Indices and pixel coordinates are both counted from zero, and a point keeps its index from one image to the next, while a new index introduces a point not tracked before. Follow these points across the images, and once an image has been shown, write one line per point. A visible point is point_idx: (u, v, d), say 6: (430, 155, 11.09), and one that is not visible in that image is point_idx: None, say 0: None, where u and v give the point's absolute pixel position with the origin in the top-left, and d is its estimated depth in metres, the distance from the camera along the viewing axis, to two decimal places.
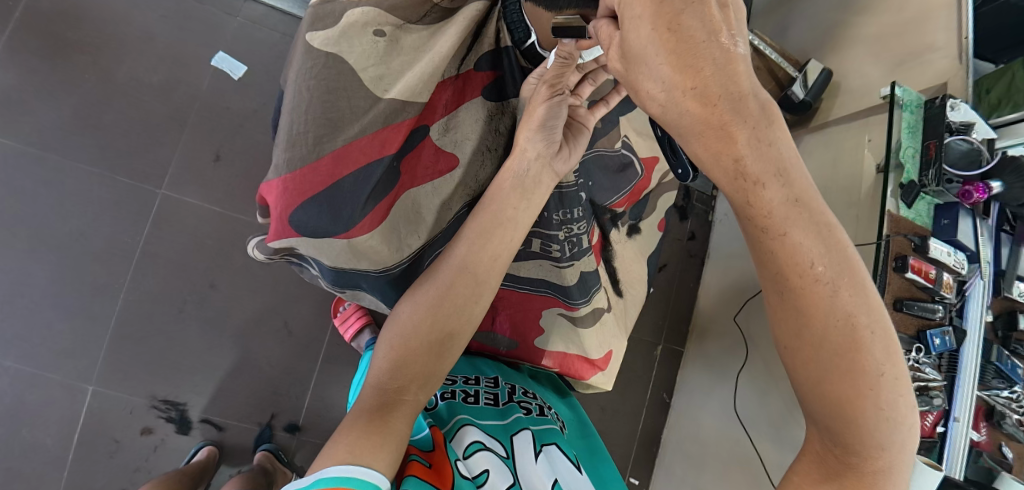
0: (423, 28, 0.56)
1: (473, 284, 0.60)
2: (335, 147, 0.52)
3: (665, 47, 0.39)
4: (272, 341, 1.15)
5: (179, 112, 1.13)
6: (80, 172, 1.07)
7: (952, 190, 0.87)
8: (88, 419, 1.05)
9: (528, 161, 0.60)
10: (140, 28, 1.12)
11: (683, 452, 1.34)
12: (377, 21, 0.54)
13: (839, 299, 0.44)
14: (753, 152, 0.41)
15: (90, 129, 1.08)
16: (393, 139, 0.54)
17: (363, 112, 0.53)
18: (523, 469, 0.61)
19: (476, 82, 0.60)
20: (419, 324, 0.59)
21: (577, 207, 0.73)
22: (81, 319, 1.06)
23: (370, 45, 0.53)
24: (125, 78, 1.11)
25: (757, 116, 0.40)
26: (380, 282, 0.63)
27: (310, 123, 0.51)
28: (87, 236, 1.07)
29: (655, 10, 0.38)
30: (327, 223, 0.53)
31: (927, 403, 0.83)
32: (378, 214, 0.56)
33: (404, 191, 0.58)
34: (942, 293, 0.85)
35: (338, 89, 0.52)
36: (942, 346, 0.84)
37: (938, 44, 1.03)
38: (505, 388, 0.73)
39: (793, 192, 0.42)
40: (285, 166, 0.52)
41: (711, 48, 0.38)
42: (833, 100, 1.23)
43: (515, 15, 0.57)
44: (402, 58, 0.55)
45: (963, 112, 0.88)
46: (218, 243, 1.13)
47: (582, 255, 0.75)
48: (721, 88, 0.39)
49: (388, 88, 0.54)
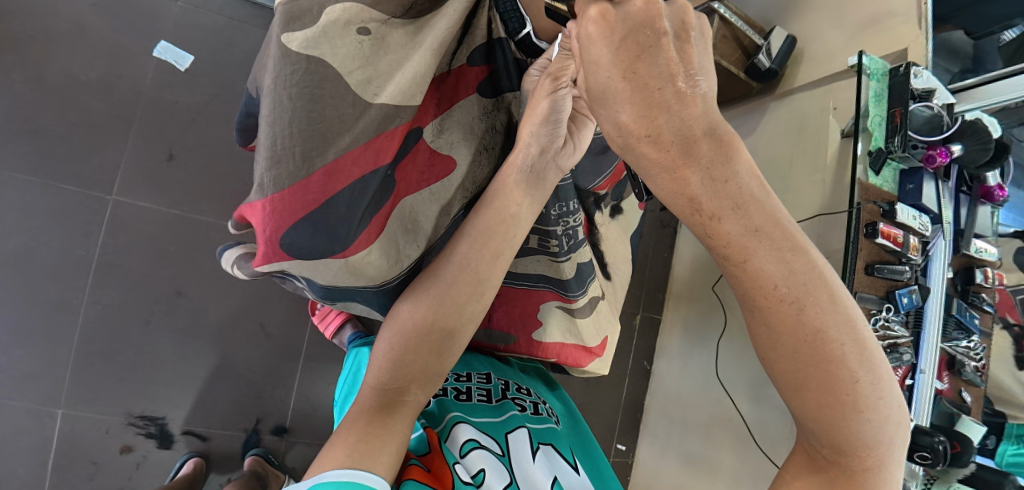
0: (408, 23, 0.50)
1: (475, 282, 0.59)
2: (326, 161, 0.48)
3: (624, 94, 0.36)
4: (252, 344, 1.11)
5: (124, 110, 1.04)
6: (20, 183, 0.99)
7: (917, 155, 0.91)
8: (61, 444, 1.00)
9: (531, 155, 0.59)
10: (70, 18, 1.02)
11: (667, 416, 1.40)
12: (360, 18, 0.48)
13: (806, 316, 0.45)
14: (708, 191, 0.39)
15: (23, 134, 0.99)
16: (389, 146, 0.51)
17: (353, 120, 0.48)
18: (520, 466, 0.61)
19: (469, 78, 0.56)
20: (410, 329, 0.59)
21: (572, 199, 0.71)
22: (41, 339, 0.99)
23: (355, 46, 0.48)
24: (58, 76, 1.01)
25: (712, 155, 0.38)
26: (375, 294, 0.62)
27: (296, 136, 0.47)
28: (35, 251, 0.99)
29: (611, 57, 0.36)
30: (324, 244, 0.51)
31: (896, 359, 0.89)
32: (375, 227, 0.54)
33: (400, 200, 0.56)
34: (908, 255, 0.90)
35: (323, 96, 0.47)
36: (909, 304, 0.90)
37: (898, 9, 1.05)
38: (498, 384, 0.73)
39: (752, 222, 0.41)
40: (271, 184, 0.48)
41: (666, 95, 0.36)
42: (797, 67, 1.24)
43: (508, 2, 0.52)
44: (390, 57, 0.50)
45: (926, 79, 0.91)
46: (181, 249, 1.07)
47: (577, 248, 0.74)
48: (675, 134, 0.37)
49: (378, 92, 0.49)
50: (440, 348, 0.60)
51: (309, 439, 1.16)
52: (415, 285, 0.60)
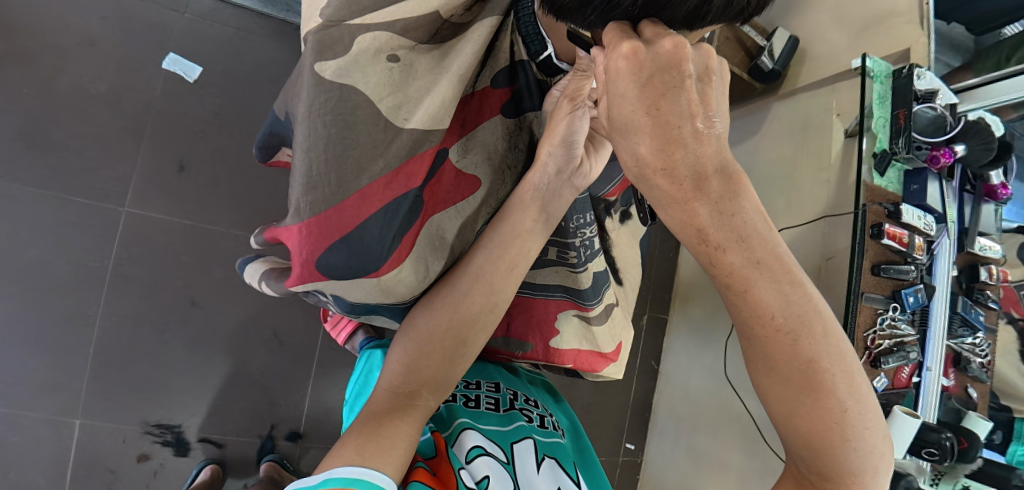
0: (436, 48, 0.51)
1: (489, 292, 0.61)
2: (360, 186, 0.49)
3: (645, 129, 0.38)
4: (265, 351, 1.13)
5: (135, 123, 1.05)
6: (32, 196, 0.99)
7: (921, 156, 0.92)
8: (79, 454, 1.01)
9: (547, 176, 0.60)
10: (78, 31, 1.03)
11: (675, 416, 1.42)
12: (389, 45, 0.48)
13: (800, 347, 0.47)
14: (716, 223, 0.41)
15: (35, 148, 1.00)
16: (419, 170, 0.51)
17: (385, 145, 0.50)
18: (524, 476, 0.62)
19: (493, 100, 0.57)
20: (424, 346, 0.61)
21: (587, 211, 0.72)
22: (58, 350, 1.00)
23: (385, 74, 0.49)
24: (69, 90, 1.02)
25: (720, 190, 0.40)
26: (401, 309, 0.65)
27: (331, 163, 0.48)
28: (50, 264, 1.00)
29: (637, 93, 0.37)
30: (357, 267, 0.52)
31: (903, 358, 0.91)
32: (405, 246, 0.54)
33: (427, 219, 0.56)
34: (914, 255, 0.92)
35: (356, 124, 0.48)
36: (915, 302, 0.92)
37: (900, 9, 1.06)
38: (506, 394, 0.74)
39: (754, 256, 0.44)
40: (307, 209, 0.50)
41: (685, 132, 0.38)
42: (799, 68, 1.25)
43: (530, 26, 0.53)
44: (418, 83, 0.50)
45: (928, 80, 0.91)
46: (194, 259, 1.08)
47: (593, 257, 0.75)
48: (689, 170, 0.39)
49: (408, 117, 0.50)
50: (453, 354, 0.61)
51: (322, 443, 1.18)
52: (432, 297, 0.61)
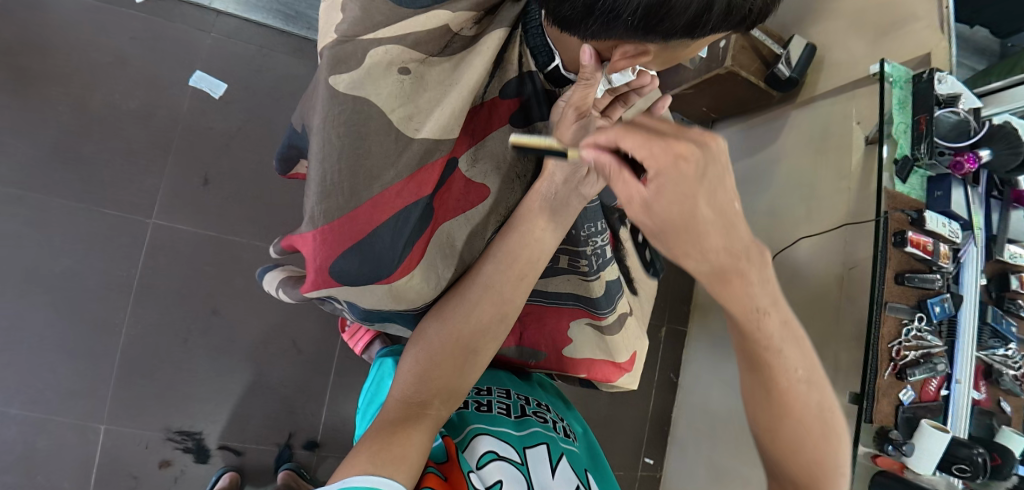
0: (446, 60, 0.52)
1: (500, 302, 0.63)
2: (372, 195, 0.50)
3: (710, 215, 0.41)
4: (285, 360, 1.15)
5: (162, 138, 1.09)
6: (65, 208, 1.04)
7: (944, 162, 0.90)
8: (103, 459, 1.03)
9: (553, 187, 0.62)
10: (110, 51, 1.07)
11: (695, 429, 1.39)
12: (401, 58, 0.49)
13: (812, 397, 0.51)
14: (757, 288, 0.46)
15: (69, 163, 1.04)
16: (430, 179, 0.52)
17: (397, 155, 0.50)
18: (537, 480, 0.62)
19: (502, 110, 0.57)
20: (438, 356, 0.63)
21: (598, 219, 0.72)
22: (86, 357, 1.03)
23: (396, 86, 0.49)
24: (101, 106, 1.06)
25: (758, 258, 0.45)
26: (414, 317, 0.67)
27: (344, 173, 0.48)
28: (80, 274, 1.04)
29: (699, 185, 0.41)
30: (370, 273, 0.52)
31: (930, 369, 0.87)
32: (416, 254, 0.55)
33: (438, 226, 0.57)
34: (939, 263, 0.89)
35: (369, 134, 0.49)
36: (942, 313, 0.89)
37: (920, 13, 1.04)
38: (517, 400, 0.73)
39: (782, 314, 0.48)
40: (320, 217, 0.50)
41: (735, 213, 0.42)
42: (818, 75, 1.24)
43: (538, 38, 0.54)
44: (429, 94, 0.51)
45: (950, 85, 0.90)
46: (217, 269, 1.11)
47: (606, 266, 0.73)
48: (742, 243, 0.43)
49: (419, 127, 0.51)
50: (463, 363, 0.63)
51: (339, 453, 1.18)
52: (442, 305, 0.63)
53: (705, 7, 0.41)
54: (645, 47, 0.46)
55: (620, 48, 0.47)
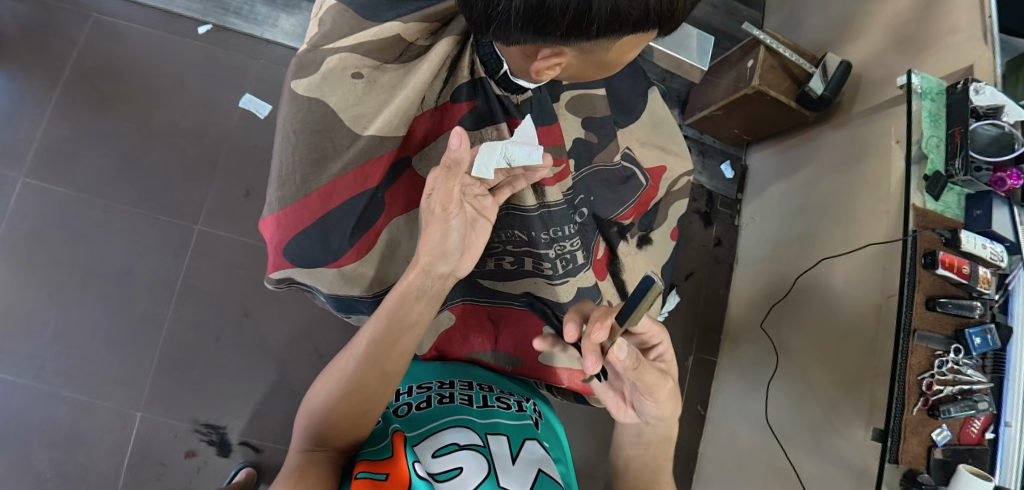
0: (399, 67, 0.68)
1: (384, 372, 0.58)
2: (320, 185, 0.66)
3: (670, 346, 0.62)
4: (307, 364, 1.19)
5: (211, 152, 1.21)
6: (126, 213, 1.17)
7: (983, 179, 0.83)
8: (137, 444, 1.11)
9: (431, 280, 0.62)
10: (174, 77, 1.22)
11: (726, 468, 1.28)
12: (356, 66, 0.66)
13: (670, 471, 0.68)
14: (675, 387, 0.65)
15: (133, 173, 1.18)
16: (372, 173, 0.67)
17: (344, 151, 0.66)
18: (500, 463, 0.58)
19: (455, 112, 0.71)
20: (329, 417, 0.56)
21: (567, 225, 0.81)
22: (131, 348, 1.14)
23: (350, 87, 0.66)
24: (162, 124, 1.20)
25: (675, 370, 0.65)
26: (374, 305, 0.75)
27: (297, 167, 0.65)
28: (133, 271, 1.16)
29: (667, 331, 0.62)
30: (320, 252, 0.68)
31: (970, 407, 0.78)
32: (368, 238, 0.70)
33: (390, 219, 0.72)
34: (979, 289, 0.80)
35: (321, 132, 0.65)
36: (984, 345, 0.80)
37: (961, 25, 0.95)
38: (479, 391, 0.70)
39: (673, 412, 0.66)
40: (277, 204, 0.66)
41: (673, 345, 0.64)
42: (854, 93, 1.18)
43: (485, 48, 0.67)
44: (379, 95, 0.67)
45: (989, 96, 0.83)
46: (251, 273, 1.20)
47: (575, 272, 0.82)
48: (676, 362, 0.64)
49: (366, 125, 0.67)
50: (360, 423, 0.57)
51: None
52: (331, 369, 0.60)
53: (581, 7, 0.43)
54: (556, 50, 0.50)
55: (537, 55, 0.52)
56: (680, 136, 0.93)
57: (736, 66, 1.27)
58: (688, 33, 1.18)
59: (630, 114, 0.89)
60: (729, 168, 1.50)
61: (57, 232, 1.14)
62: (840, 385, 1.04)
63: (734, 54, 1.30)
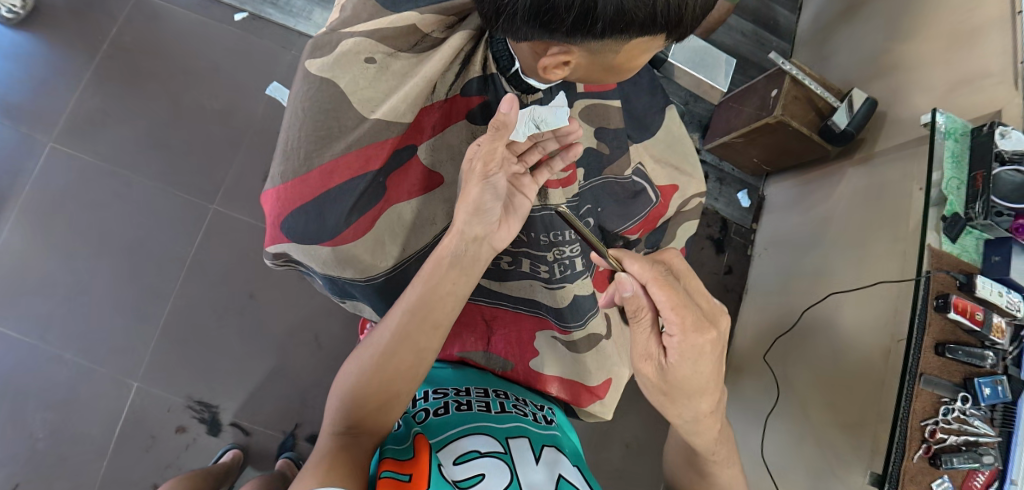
0: (411, 57, 0.70)
1: (415, 352, 0.59)
2: (322, 162, 0.67)
3: (677, 326, 0.53)
4: (304, 351, 1.20)
5: (234, 136, 1.24)
6: (146, 186, 1.20)
7: (1003, 224, 0.79)
8: (130, 414, 1.12)
9: (464, 244, 0.63)
10: (207, 60, 1.25)
11: None
12: (369, 51, 0.68)
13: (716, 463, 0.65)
14: (692, 373, 0.55)
15: (157, 148, 1.21)
16: (375, 156, 0.68)
17: (349, 132, 0.67)
18: (522, 467, 0.57)
19: (462, 105, 0.74)
20: (362, 393, 0.57)
21: (567, 230, 0.82)
22: (136, 318, 1.16)
23: (361, 70, 0.67)
24: (190, 104, 1.23)
25: (708, 356, 0.54)
26: (368, 291, 0.76)
27: (303, 142, 0.66)
28: (145, 244, 1.18)
29: (672, 309, 0.53)
30: (315, 229, 0.69)
31: (975, 459, 0.75)
32: (366, 221, 0.71)
33: (389, 205, 0.72)
34: (992, 338, 0.77)
35: (330, 110, 0.66)
36: (993, 396, 0.77)
37: (992, 70, 0.94)
38: (496, 398, 0.70)
39: (698, 404, 0.58)
40: (280, 177, 0.68)
41: (704, 328, 0.54)
42: (878, 132, 1.16)
43: (499, 45, 0.69)
44: (389, 82, 0.69)
45: (1016, 140, 0.80)
46: (259, 257, 1.22)
47: (573, 278, 0.84)
48: (702, 346, 0.54)
49: (374, 109, 0.68)
50: (390, 404, 0.58)
51: None
52: (363, 344, 0.61)
53: (586, 3, 0.45)
54: (564, 49, 0.51)
55: (546, 52, 0.53)
56: (694, 156, 0.92)
57: (760, 94, 1.26)
58: (716, 56, 1.18)
59: (646, 130, 0.89)
60: (746, 197, 1.49)
61: (77, 198, 1.17)
62: (842, 427, 1.01)
63: (759, 83, 1.28)
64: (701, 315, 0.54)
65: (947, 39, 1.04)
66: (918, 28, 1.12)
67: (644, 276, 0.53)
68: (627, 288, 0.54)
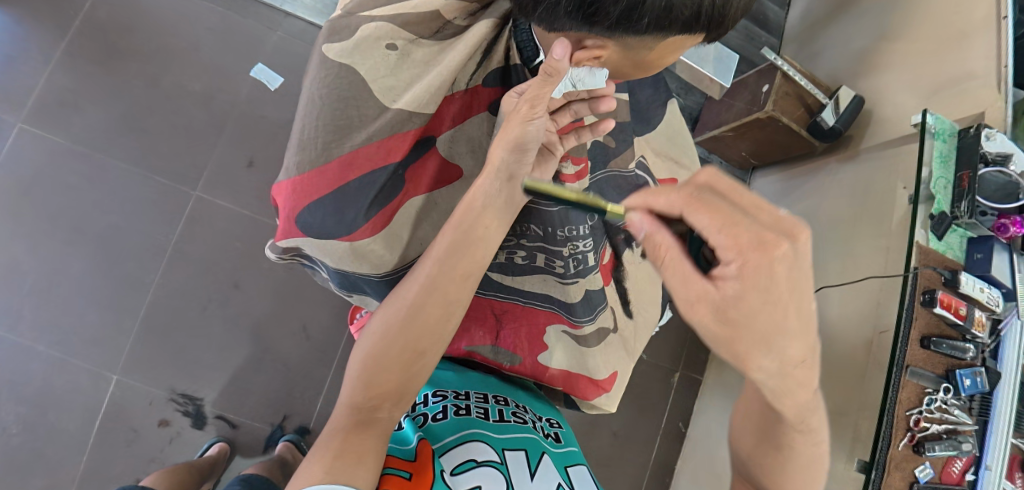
0: (434, 44, 0.69)
1: (442, 308, 0.63)
2: (342, 153, 0.66)
3: (729, 249, 0.38)
4: (291, 342, 1.17)
5: (218, 119, 1.19)
6: (123, 171, 1.14)
7: (987, 223, 0.84)
8: (109, 408, 1.08)
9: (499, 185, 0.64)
10: (188, 39, 1.20)
11: None
12: (390, 37, 0.67)
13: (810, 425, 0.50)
14: (763, 311, 0.39)
15: (134, 131, 1.15)
16: (398, 147, 0.67)
17: (370, 121, 0.66)
18: (518, 481, 0.58)
19: (482, 97, 0.72)
20: (388, 349, 0.62)
21: (583, 224, 0.80)
22: (115, 309, 1.11)
23: (382, 57, 0.66)
24: (170, 85, 1.18)
25: (787, 285, 0.38)
26: (381, 285, 0.75)
27: (320, 131, 0.65)
28: (123, 231, 1.13)
29: (718, 228, 0.38)
30: (332, 224, 0.67)
31: (954, 447, 0.79)
32: (384, 216, 0.69)
33: (409, 197, 0.71)
34: (973, 332, 0.82)
35: (349, 99, 0.66)
36: (972, 387, 0.80)
37: (978, 72, 0.97)
38: (494, 405, 0.70)
39: (785, 355, 0.42)
40: (295, 168, 0.66)
41: (774, 249, 0.37)
42: (863, 129, 1.19)
43: (524, 34, 0.68)
44: (411, 70, 0.68)
45: (999, 142, 0.85)
46: (244, 245, 1.18)
47: (586, 273, 0.83)
48: (773, 271, 0.38)
49: (395, 98, 0.67)
50: (413, 365, 0.62)
51: None
52: (389, 300, 0.65)
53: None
54: (601, 43, 0.51)
55: (579, 46, 0.52)
56: (692, 150, 0.94)
57: (751, 89, 1.28)
58: (708, 47, 1.19)
59: (648, 123, 0.89)
60: None
61: (48, 182, 1.11)
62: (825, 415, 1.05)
63: (750, 77, 1.31)
64: (765, 226, 0.38)
65: (935, 40, 1.07)
66: (906, 28, 1.15)
67: (673, 205, 0.40)
68: (638, 231, 0.43)
